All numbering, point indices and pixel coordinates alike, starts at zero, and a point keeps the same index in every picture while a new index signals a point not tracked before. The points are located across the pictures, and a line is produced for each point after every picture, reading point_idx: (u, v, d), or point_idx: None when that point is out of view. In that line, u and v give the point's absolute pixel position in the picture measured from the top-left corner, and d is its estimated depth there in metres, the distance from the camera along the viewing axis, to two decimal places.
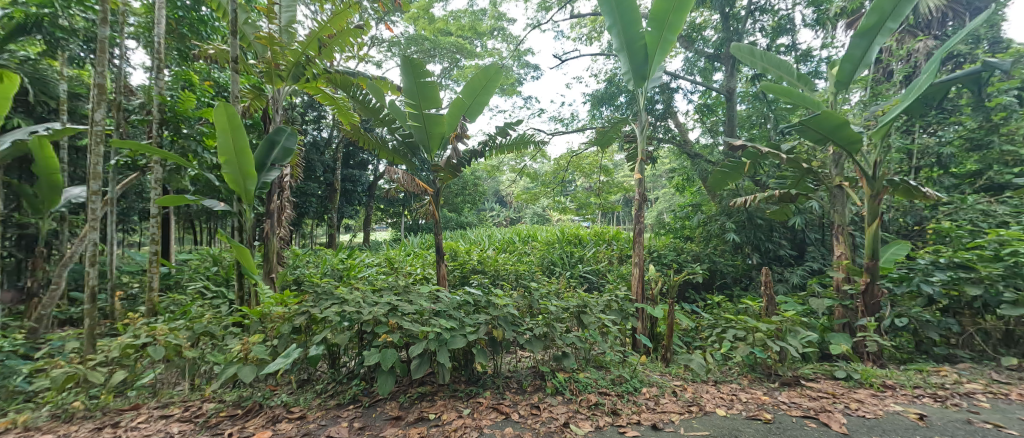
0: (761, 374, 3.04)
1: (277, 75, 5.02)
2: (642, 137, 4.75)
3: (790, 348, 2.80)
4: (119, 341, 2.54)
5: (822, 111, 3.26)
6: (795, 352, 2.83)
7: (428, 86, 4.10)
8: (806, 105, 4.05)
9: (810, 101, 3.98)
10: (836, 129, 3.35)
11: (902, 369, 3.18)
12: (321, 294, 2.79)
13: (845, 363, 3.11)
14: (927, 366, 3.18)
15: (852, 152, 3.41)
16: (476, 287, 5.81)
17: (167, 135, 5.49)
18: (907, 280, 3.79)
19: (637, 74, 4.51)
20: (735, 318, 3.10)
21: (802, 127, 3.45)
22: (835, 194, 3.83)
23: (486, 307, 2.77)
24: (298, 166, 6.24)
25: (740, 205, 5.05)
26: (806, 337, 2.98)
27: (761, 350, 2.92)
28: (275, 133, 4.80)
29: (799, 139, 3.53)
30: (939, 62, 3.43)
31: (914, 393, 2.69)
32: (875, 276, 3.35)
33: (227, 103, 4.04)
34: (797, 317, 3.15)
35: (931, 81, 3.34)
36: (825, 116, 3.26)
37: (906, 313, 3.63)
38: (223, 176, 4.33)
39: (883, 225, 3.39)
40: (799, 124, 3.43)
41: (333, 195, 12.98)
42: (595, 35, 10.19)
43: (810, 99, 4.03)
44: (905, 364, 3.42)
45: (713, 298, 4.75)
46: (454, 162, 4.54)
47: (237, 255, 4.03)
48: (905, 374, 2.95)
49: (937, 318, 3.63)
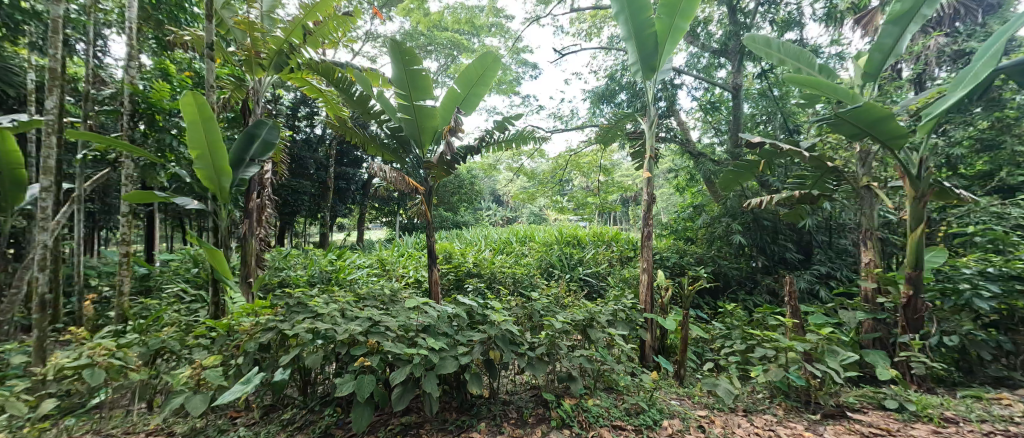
0: (797, 401, 2.75)
1: (257, 64, 4.62)
2: (649, 132, 4.40)
3: (832, 373, 2.50)
4: (54, 364, 2.20)
5: (864, 102, 2.92)
6: (837, 379, 2.53)
7: (419, 75, 3.78)
8: (838, 98, 3.58)
9: (844, 93, 3.52)
10: (876, 122, 3.05)
11: (955, 396, 2.86)
12: (292, 307, 2.48)
13: (890, 388, 2.80)
14: (984, 393, 2.86)
15: (893, 147, 3.10)
16: (471, 292, 5.49)
17: (143, 128, 5.13)
18: (956, 293, 3.46)
19: (646, 65, 4.17)
20: (764, 335, 2.80)
21: (838, 121, 3.13)
22: (861, 194, 3.52)
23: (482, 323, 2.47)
24: (281, 162, 5.89)
25: (753, 207, 4.74)
26: (845, 359, 2.66)
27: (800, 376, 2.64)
28: (255, 126, 4.46)
29: (832, 134, 3.21)
30: (996, 50, 3.02)
31: (981, 430, 2.38)
32: (918, 288, 3.05)
33: (196, 91, 3.69)
34: (833, 336, 2.84)
35: (989, 71, 2.95)
36: (867, 107, 2.93)
37: (955, 330, 3.31)
38: (194, 172, 4.02)
39: (926, 232, 3.09)
40: (833, 117, 3.11)
41: (327, 193, 12.61)
42: (594, 31, 9.84)
43: (843, 90, 3.52)
44: (955, 388, 3.11)
45: (726, 306, 4.47)
46: (448, 158, 4.05)
47: (210, 258, 3.73)
48: (962, 403, 2.64)
49: (989, 336, 3.31)
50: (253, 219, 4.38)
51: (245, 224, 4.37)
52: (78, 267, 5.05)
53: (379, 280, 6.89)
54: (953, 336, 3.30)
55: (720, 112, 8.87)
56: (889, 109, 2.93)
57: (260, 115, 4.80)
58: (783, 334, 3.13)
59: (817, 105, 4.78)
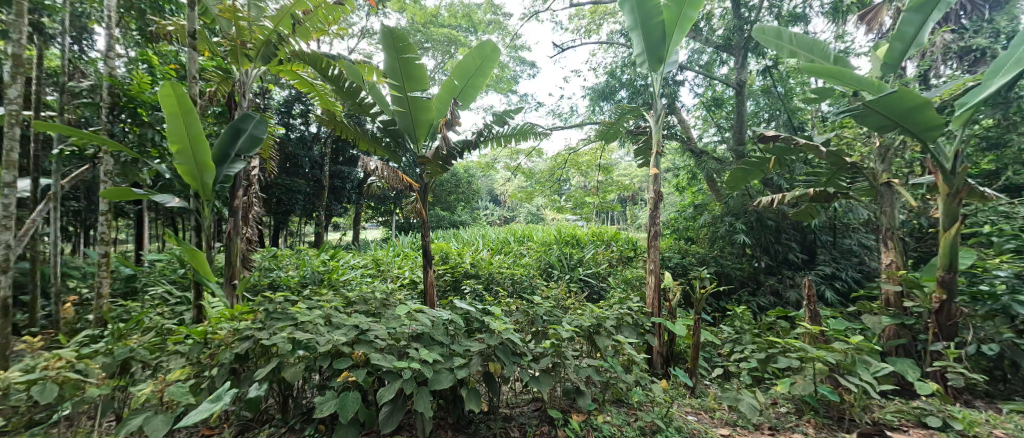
0: (830, 419, 2.57)
1: (243, 54, 4.39)
2: (656, 127, 4.20)
3: (866, 388, 2.31)
4: (3, 379, 1.97)
5: (897, 88, 2.75)
6: (871, 394, 2.34)
7: (412, 64, 3.56)
8: (857, 87, 3.29)
9: (867, 82, 3.23)
10: (908, 113, 2.91)
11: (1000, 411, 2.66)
12: (273, 313, 2.28)
13: (927, 403, 2.60)
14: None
15: (927, 139, 2.96)
16: (469, 294, 5.28)
17: (124, 123, 4.88)
18: (994, 299, 3.28)
19: (653, 56, 3.95)
20: (787, 343, 2.60)
21: (867, 111, 2.95)
22: (881, 191, 3.35)
23: (480, 331, 2.29)
24: (271, 159, 5.66)
25: (763, 206, 4.54)
26: (878, 370, 2.47)
27: (831, 391, 2.44)
28: (241, 120, 4.24)
29: (860, 127, 3.02)
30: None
31: None
32: (952, 293, 2.87)
33: (174, 82, 3.49)
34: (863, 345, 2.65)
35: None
36: (901, 93, 2.76)
37: (994, 339, 3.11)
38: (174, 167, 3.80)
39: (961, 230, 2.91)
40: (863, 107, 2.92)
41: (322, 192, 12.35)
42: (593, 28, 9.63)
43: (867, 79, 3.24)
44: (994, 401, 2.91)
45: (736, 309, 4.28)
46: (444, 153, 3.78)
47: (190, 258, 3.52)
48: (1009, 420, 2.43)
49: None
50: (239, 217, 4.16)
51: (230, 222, 4.15)
52: (55, 268, 4.80)
53: (373, 281, 6.68)
54: (991, 345, 3.10)
55: (722, 109, 8.68)
56: (923, 97, 2.78)
57: (247, 109, 4.57)
58: (804, 341, 2.94)
59: (828, 100, 4.58)
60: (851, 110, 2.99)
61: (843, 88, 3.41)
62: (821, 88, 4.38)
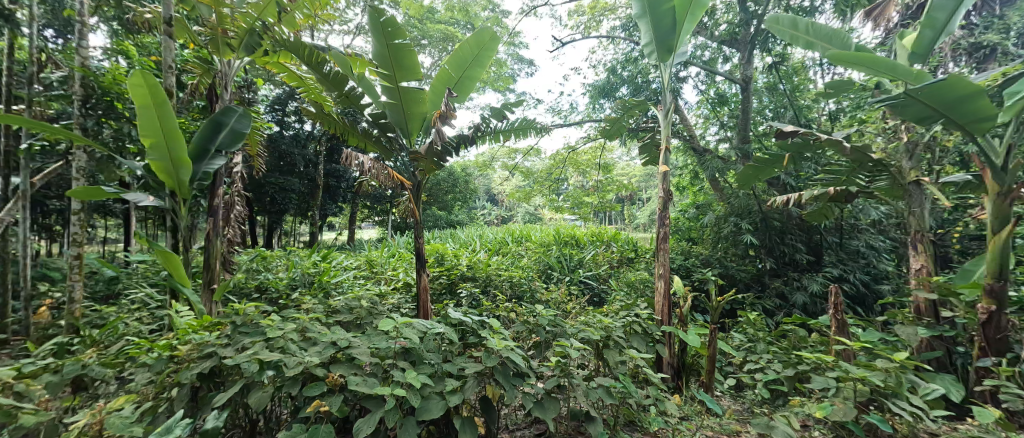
0: None
1: (225, 44, 4.13)
2: (665, 122, 3.95)
3: (925, 413, 2.06)
4: None
5: (947, 74, 2.52)
6: (930, 421, 2.09)
7: (402, 51, 3.28)
8: (893, 76, 2.94)
9: (904, 70, 2.86)
10: (957, 102, 2.70)
11: None
12: (241, 327, 2.02)
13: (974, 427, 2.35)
14: None
15: (976, 131, 2.76)
16: (465, 298, 5.03)
17: (99, 116, 4.60)
18: None
19: (663, 45, 3.73)
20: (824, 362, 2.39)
21: (908, 101, 2.75)
22: (909, 190, 3.13)
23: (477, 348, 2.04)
24: (258, 155, 5.39)
25: (777, 206, 4.30)
26: (927, 393, 2.25)
27: (882, 420, 2.19)
28: (223, 114, 3.97)
29: (899, 118, 2.83)
30: None
31: None
32: (1002, 303, 2.65)
33: (143, 70, 3.23)
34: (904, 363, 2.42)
35: None
36: (951, 80, 2.53)
37: None
38: (147, 164, 3.54)
39: (1013, 233, 2.70)
40: (905, 97, 2.71)
41: (316, 191, 12.06)
42: (593, 25, 9.29)
43: (903, 68, 2.89)
44: None
45: (748, 315, 4.05)
46: (438, 148, 3.49)
47: (163, 261, 3.27)
48: None
49: None
50: (220, 218, 3.90)
51: (209, 222, 3.88)
52: (26, 270, 4.52)
53: (365, 283, 6.42)
54: None
55: (725, 107, 8.43)
56: (975, 84, 2.57)
57: (229, 102, 4.30)
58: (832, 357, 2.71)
59: (844, 94, 4.34)
60: (888, 101, 2.80)
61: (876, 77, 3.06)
62: (839, 80, 4.13)
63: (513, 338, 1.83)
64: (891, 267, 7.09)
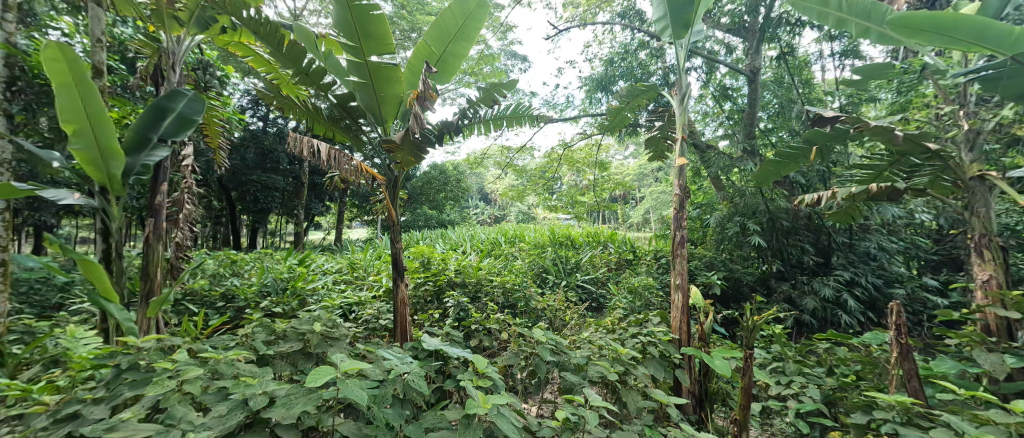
0: None
1: (171, 16, 3.57)
2: (679, 110, 3.45)
3: None
4: None
5: None
6: None
7: (370, 17, 2.74)
8: (982, 45, 2.48)
9: (1000, 31, 2.36)
10: None
11: None
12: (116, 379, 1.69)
13: None
14: None
15: None
16: (452, 308, 4.50)
17: (32, 102, 4.04)
18: None
19: (677, 20, 3.29)
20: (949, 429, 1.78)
21: (1018, 71, 2.46)
22: (970, 186, 2.70)
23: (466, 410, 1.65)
24: (221, 147, 4.82)
25: (804, 205, 3.79)
26: None
27: None
28: (168, 98, 3.39)
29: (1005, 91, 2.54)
30: None
31: None
32: None
33: (56, 41, 2.68)
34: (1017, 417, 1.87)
35: None
36: None
37: None
38: (71, 155, 2.98)
39: None
40: (1016, 64, 2.43)
41: (300, 189, 11.47)
42: (589, 17, 8.69)
43: (998, 33, 2.38)
44: None
45: (772, 330, 3.58)
46: (416, 137, 2.94)
47: (85, 272, 2.73)
48: None
49: None
50: (163, 220, 3.35)
51: (150, 225, 3.31)
52: None
53: (344, 290, 5.88)
54: None
55: (729, 102, 7.96)
56: None
57: (179, 85, 3.74)
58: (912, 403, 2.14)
59: (872, 81, 3.87)
60: (995, 68, 2.49)
61: (957, 49, 2.59)
62: (871, 63, 3.65)
63: (501, 400, 1.59)
64: (904, 270, 6.64)
